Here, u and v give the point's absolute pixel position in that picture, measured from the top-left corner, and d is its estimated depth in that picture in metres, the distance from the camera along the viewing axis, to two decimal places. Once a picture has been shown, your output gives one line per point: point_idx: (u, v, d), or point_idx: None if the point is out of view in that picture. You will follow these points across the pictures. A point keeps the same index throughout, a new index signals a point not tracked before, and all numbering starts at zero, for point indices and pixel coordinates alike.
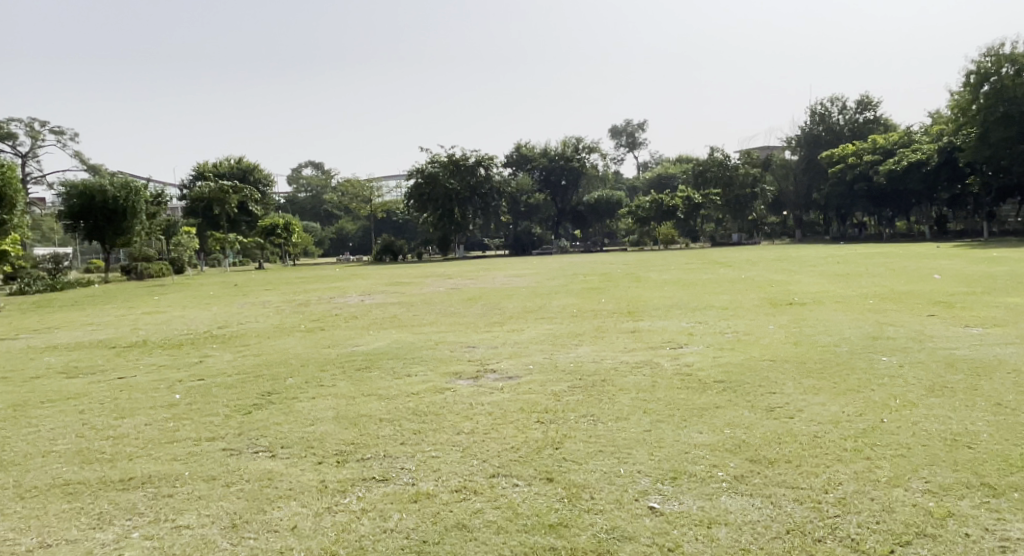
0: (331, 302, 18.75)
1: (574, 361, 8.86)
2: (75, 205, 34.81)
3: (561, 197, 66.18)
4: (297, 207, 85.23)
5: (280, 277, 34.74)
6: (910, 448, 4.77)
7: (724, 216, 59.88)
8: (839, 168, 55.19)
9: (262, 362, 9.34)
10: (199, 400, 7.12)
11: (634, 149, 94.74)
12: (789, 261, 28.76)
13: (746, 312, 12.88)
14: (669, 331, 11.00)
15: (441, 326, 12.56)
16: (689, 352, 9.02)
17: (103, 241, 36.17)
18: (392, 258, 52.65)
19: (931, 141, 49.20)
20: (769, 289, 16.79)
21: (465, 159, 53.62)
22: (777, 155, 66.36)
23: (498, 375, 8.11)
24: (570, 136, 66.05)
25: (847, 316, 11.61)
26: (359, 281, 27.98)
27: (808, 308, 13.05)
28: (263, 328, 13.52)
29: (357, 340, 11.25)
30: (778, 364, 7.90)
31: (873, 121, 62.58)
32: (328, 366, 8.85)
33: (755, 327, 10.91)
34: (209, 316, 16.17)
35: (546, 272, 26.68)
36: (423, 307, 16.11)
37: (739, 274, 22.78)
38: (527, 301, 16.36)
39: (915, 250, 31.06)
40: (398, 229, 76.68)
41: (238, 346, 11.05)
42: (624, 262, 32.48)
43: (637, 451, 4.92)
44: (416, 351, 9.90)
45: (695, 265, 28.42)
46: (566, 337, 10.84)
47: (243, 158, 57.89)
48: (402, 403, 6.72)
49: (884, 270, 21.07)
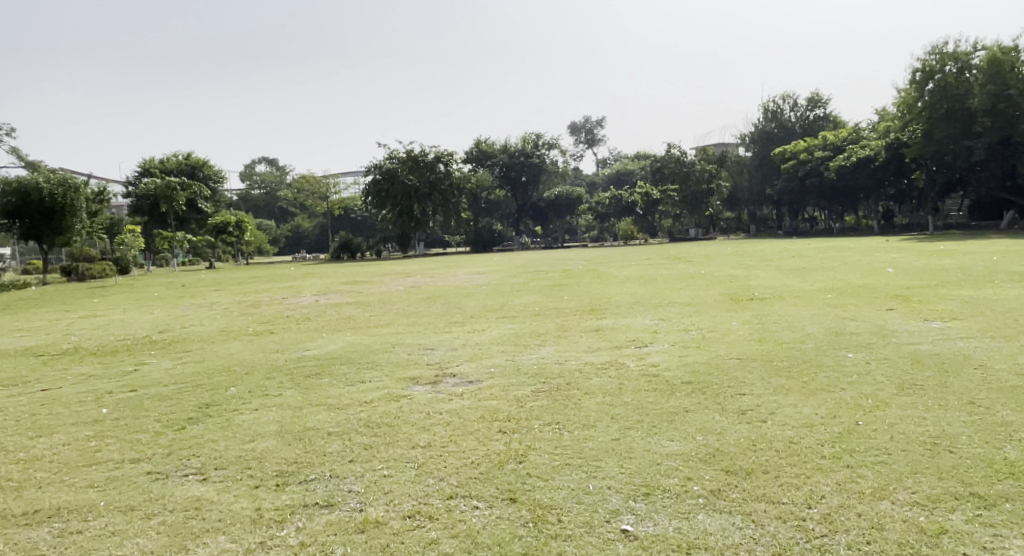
0: (284, 303, 18.06)
1: (537, 363, 8.48)
2: (9, 202, 33.13)
3: (521, 194, 65.86)
4: (251, 204, 83.22)
5: (231, 277, 33.69)
6: (893, 453, 4.50)
7: (682, 212, 60.38)
8: (792, 164, 56.06)
9: (203, 371, 8.74)
10: (128, 415, 6.54)
11: (592, 146, 95.09)
12: (747, 255, 28.97)
13: (710, 308, 12.67)
14: (634, 329, 10.72)
15: (397, 328, 12.06)
16: (654, 351, 8.73)
17: (40, 240, 34.52)
18: (349, 256, 51.61)
19: (879, 137, 50.33)
20: (729, 285, 16.70)
21: (425, 155, 52.38)
22: (732, 151, 67.26)
23: (457, 380, 7.67)
24: (529, 132, 65.82)
25: (810, 311, 11.48)
26: (314, 280, 27.17)
27: (770, 303, 12.90)
28: (208, 331, 12.83)
29: (308, 343, 10.69)
30: (745, 363, 7.63)
31: (823, 118, 64.14)
32: (275, 373, 8.30)
33: (720, 324, 10.67)
34: (151, 320, 15.35)
35: (507, 269, 26.29)
36: (379, 307, 15.57)
37: (699, 269, 22.76)
38: (487, 299, 15.94)
39: (867, 244, 31.61)
40: (356, 226, 75.44)
41: (178, 353, 10.39)
42: (585, 259, 32.32)
43: (606, 463, 4.57)
44: (370, 354, 9.39)
45: (655, 260, 28.37)
46: (527, 337, 10.46)
47: (192, 155, 56.11)
48: (353, 413, 6.24)
49: (840, 264, 21.24)
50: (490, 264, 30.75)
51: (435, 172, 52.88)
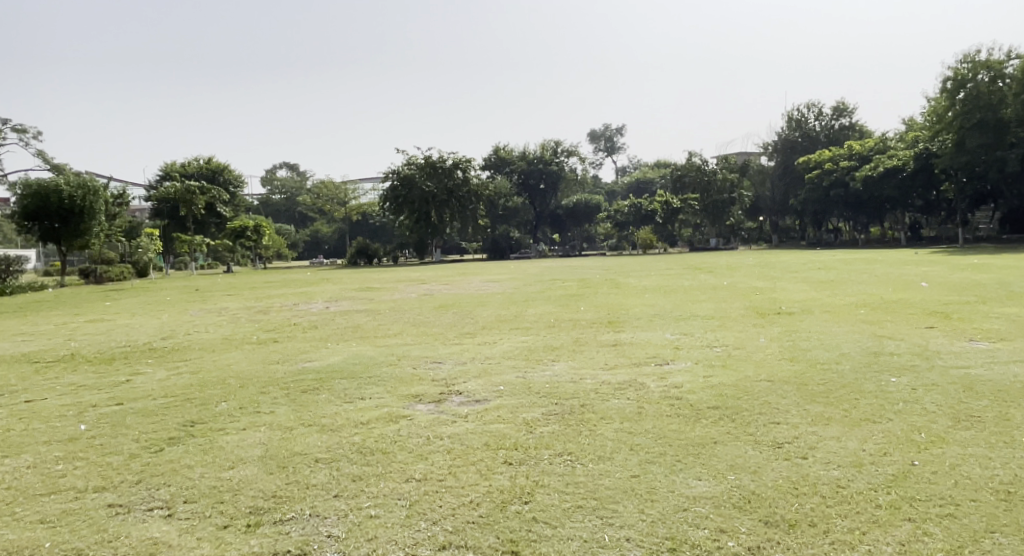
0: (293, 310, 17.62)
1: (550, 381, 7.88)
2: (29, 204, 33.21)
3: (539, 201, 65.40)
4: (271, 208, 83.49)
5: (247, 282, 33.44)
6: (963, 504, 3.87)
7: (702, 221, 59.49)
8: (816, 174, 54.97)
9: (197, 383, 8.26)
10: (105, 433, 6.04)
11: (612, 154, 94.34)
12: (771, 266, 28.23)
13: (735, 323, 12.00)
14: (653, 344, 10.09)
15: (406, 338, 11.52)
16: (676, 370, 8.09)
17: (58, 243, 34.57)
18: (367, 262, 51.47)
19: (907, 148, 49.29)
20: (754, 298, 15.98)
21: (442, 161, 52.34)
22: (754, 161, 66.28)
23: (463, 400, 7.10)
24: (548, 139, 65.38)
25: (841, 328, 10.80)
26: (327, 286, 26.77)
27: (799, 319, 12.20)
28: (211, 339, 12.39)
29: (310, 354, 10.17)
30: (776, 386, 7.04)
31: (849, 128, 62.92)
32: (270, 387, 7.79)
33: (746, 340, 10.03)
34: (157, 326, 14.99)
35: (523, 278, 25.72)
36: (389, 316, 15.06)
37: (721, 280, 22.03)
38: (500, 309, 15.37)
39: (896, 256, 30.62)
40: (374, 233, 75.34)
41: (176, 362, 9.92)
42: (603, 268, 31.68)
43: (623, 506, 3.99)
44: (373, 368, 8.84)
45: (676, 270, 27.68)
46: (540, 351, 9.86)
47: (212, 159, 56.27)
48: (346, 437, 5.68)
49: (869, 277, 20.41)
50: (507, 272, 30.20)
51: (453, 178, 52.52)
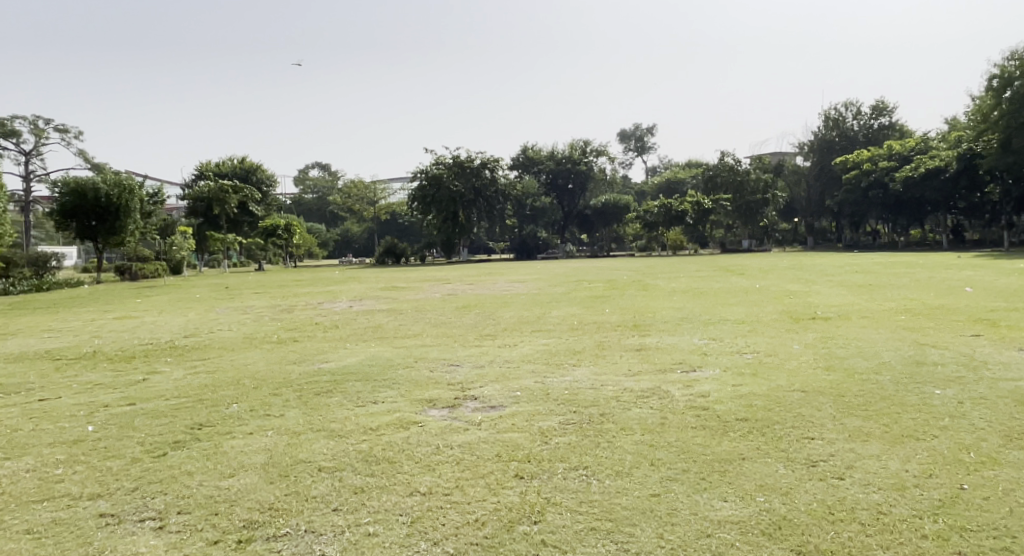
0: (317, 309, 17.55)
1: (570, 387, 7.58)
2: (66, 202, 33.82)
3: (568, 201, 64.93)
4: (303, 207, 84.33)
5: (276, 280, 33.70)
6: (1018, 537, 3.51)
7: (734, 222, 58.54)
8: (853, 175, 53.68)
9: (211, 383, 8.13)
10: (111, 434, 5.90)
11: (642, 154, 93.44)
12: (805, 269, 27.48)
13: (766, 328, 11.55)
14: (680, 349, 9.72)
15: (425, 339, 11.30)
16: (703, 378, 7.71)
17: (94, 240, 35.19)
18: (395, 261, 51.58)
19: (949, 148, 47.87)
20: (787, 302, 15.44)
21: (471, 161, 52.25)
22: (788, 161, 65.03)
23: (479, 405, 6.84)
24: (577, 138, 64.95)
25: (879, 335, 10.30)
26: (353, 284, 26.78)
27: (835, 324, 11.71)
28: (233, 337, 12.32)
29: (328, 355, 10.01)
30: (810, 398, 6.64)
31: (888, 127, 61.30)
32: (283, 388, 7.62)
33: (778, 347, 9.60)
34: (181, 323, 15.01)
35: (550, 279, 25.43)
36: (412, 316, 14.88)
37: (752, 283, 21.46)
38: (524, 310, 15.08)
39: (936, 260, 29.64)
40: (403, 232, 75.65)
41: (194, 362, 9.82)
42: (631, 269, 31.22)
43: (640, 530, 3.70)
44: (389, 370, 8.62)
45: (707, 272, 27.09)
46: (562, 355, 9.55)
47: (246, 158, 56.93)
48: (354, 444, 5.46)
49: (909, 282, 19.68)
50: (533, 272, 29.88)
51: (481, 178, 52.39)
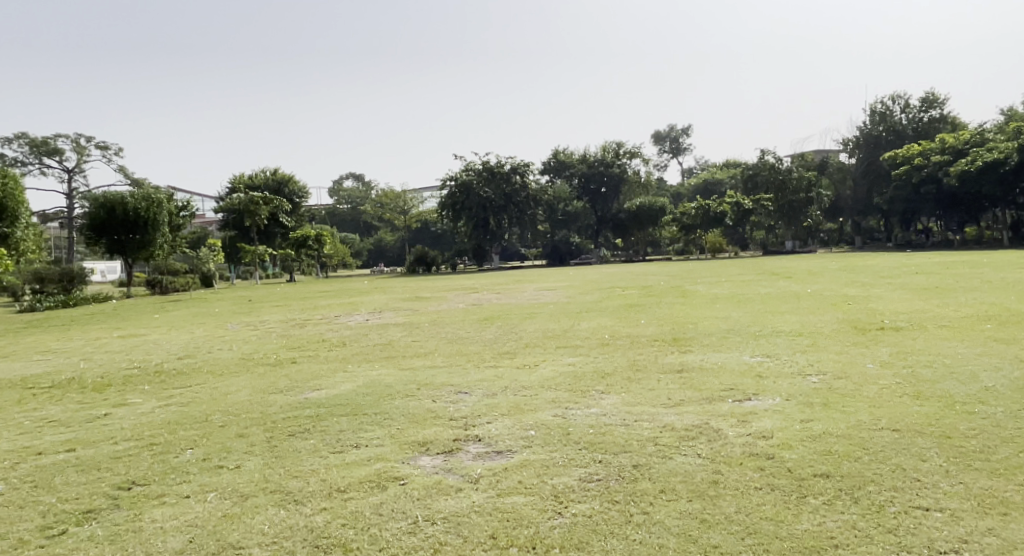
0: (332, 323, 16.34)
1: (597, 422, 6.22)
2: (96, 217, 33.52)
3: (602, 205, 63.50)
4: (338, 218, 84.22)
5: (301, 291, 32.89)
6: None
7: (777, 223, 56.41)
8: (903, 170, 51.10)
9: (175, 420, 6.89)
10: (18, 499, 4.70)
11: (677, 156, 91.33)
12: (858, 270, 25.63)
13: (830, 341, 9.99)
14: (730, 370, 8.25)
15: (436, 360, 9.99)
16: (762, 411, 6.30)
17: (124, 255, 34.78)
18: (426, 270, 50.63)
19: (1008, 140, 45.21)
20: (846, 308, 13.82)
21: (501, 166, 51.15)
22: (832, 158, 62.51)
23: (482, 450, 5.54)
24: (610, 140, 63.52)
25: (968, 351, 8.73)
26: (377, 295, 25.73)
27: (908, 336, 10.14)
28: (228, 359, 11.15)
29: (322, 381, 8.72)
30: (905, 442, 5.18)
31: (940, 119, 58.28)
32: (253, 428, 6.36)
33: (848, 367, 8.07)
34: (183, 342, 13.92)
35: (581, 285, 23.99)
36: (428, 331, 13.62)
37: (802, 286, 19.77)
38: (551, 323, 13.71)
39: (1002, 258, 27.54)
40: (436, 240, 74.74)
41: (170, 390, 8.60)
42: (669, 273, 29.61)
43: None
44: (385, 401, 7.32)
45: (750, 276, 25.38)
46: (589, 379, 8.14)
47: (279, 170, 56.51)
48: (308, 515, 4.20)
49: (980, 283, 17.84)
50: (564, 279, 28.47)
51: (511, 183, 51.23)
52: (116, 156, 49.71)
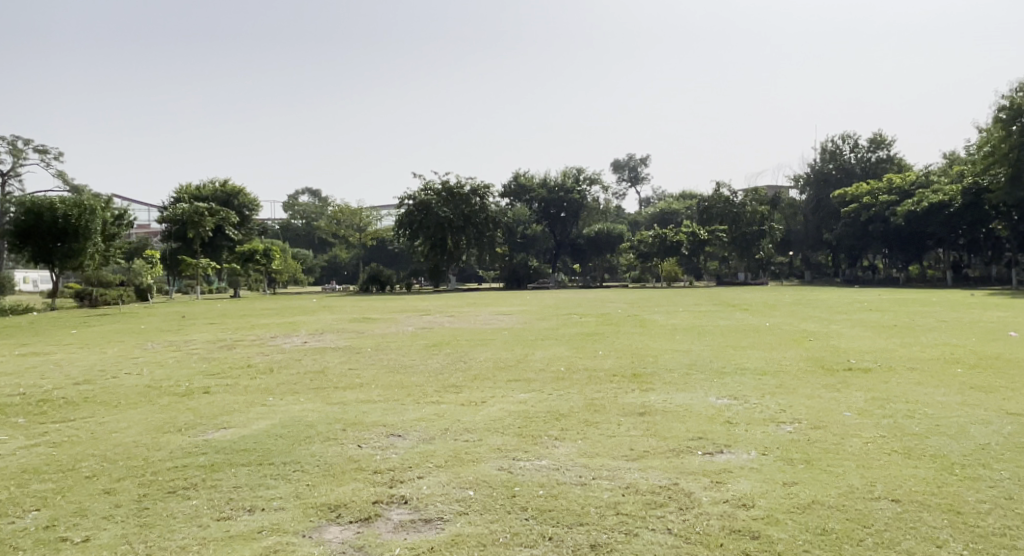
0: (264, 345, 15.01)
1: (548, 480, 5.23)
2: (21, 223, 31.19)
3: (560, 230, 63.29)
4: (291, 233, 82.08)
5: (243, 309, 31.12)
6: None
7: (731, 254, 56.78)
8: (852, 208, 52.08)
9: (33, 468, 5.63)
10: None
11: (635, 184, 92.11)
12: (814, 305, 25.40)
13: (799, 383, 9.24)
14: (696, 415, 7.38)
15: (371, 393, 8.88)
16: (738, 470, 5.42)
17: (50, 264, 32.46)
18: (378, 289, 49.28)
19: (952, 183, 46.46)
20: (810, 345, 13.20)
21: (460, 188, 50.37)
22: (784, 193, 63.64)
23: (407, 519, 4.50)
24: (570, 166, 63.65)
25: (950, 399, 8.04)
26: (322, 314, 24.33)
27: (883, 380, 9.45)
28: (132, 386, 9.80)
29: (232, 417, 7.50)
30: (913, 519, 4.35)
31: (887, 160, 59.95)
32: (127, 482, 5.18)
33: (826, 415, 7.26)
34: (90, 363, 12.44)
35: (536, 310, 23.06)
36: (368, 357, 12.46)
37: (761, 320, 19.28)
38: (502, 352, 12.73)
39: (951, 298, 27.76)
40: (391, 258, 73.27)
41: (46, 425, 7.27)
42: (626, 301, 28.93)
43: None
44: (300, 446, 6.20)
45: (707, 306, 25.00)
46: (540, 421, 7.15)
47: (228, 182, 54.39)
48: None
49: (938, 322, 17.57)
50: (520, 303, 27.55)
51: (470, 205, 50.37)
52: (55, 161, 47.17)
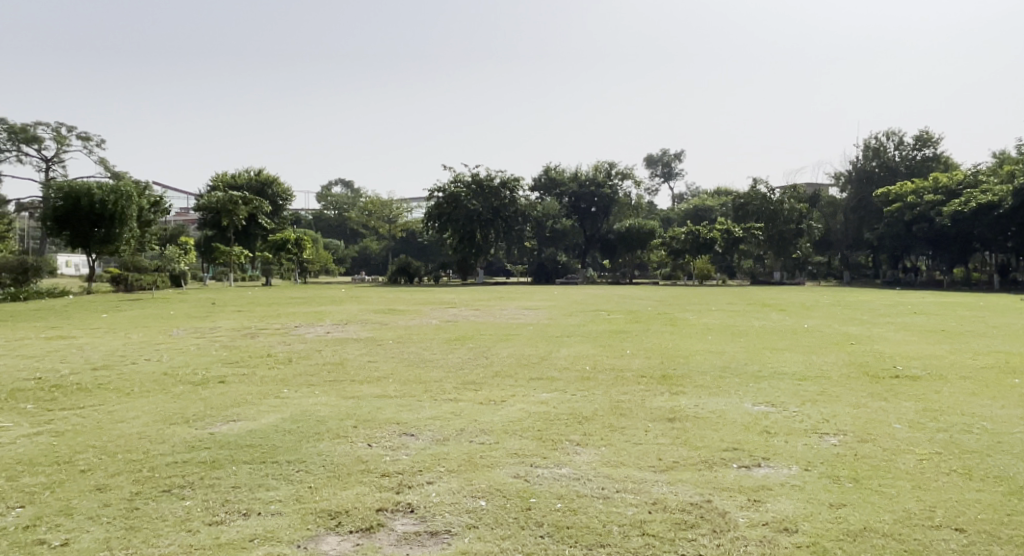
0: (287, 334, 14.82)
1: (569, 491, 4.80)
2: (59, 207, 31.59)
3: (591, 225, 62.53)
4: (323, 223, 82.59)
5: (273, 297, 31.18)
6: None
7: (766, 252, 55.48)
8: (895, 207, 50.39)
9: (29, 459, 5.38)
10: None
11: (669, 180, 90.66)
12: (854, 307, 24.45)
13: (841, 390, 8.65)
14: (731, 422, 6.87)
15: (387, 388, 8.53)
16: (778, 488, 4.92)
17: (87, 248, 32.91)
18: (407, 280, 49.21)
19: (1001, 184, 44.69)
20: (851, 350, 12.53)
21: (490, 180, 49.93)
22: (823, 191, 61.98)
23: (411, 532, 4.11)
24: (602, 160, 62.85)
25: (1009, 413, 7.41)
26: (348, 305, 24.14)
27: (932, 389, 8.82)
28: (147, 373, 9.60)
29: (242, 410, 7.20)
30: None
31: (932, 159, 57.93)
32: (122, 477, 4.89)
33: (873, 427, 6.70)
34: (111, 348, 12.33)
35: (564, 306, 22.55)
36: (390, 350, 12.14)
37: (797, 321, 18.54)
38: (527, 348, 12.30)
39: (999, 302, 26.53)
40: (421, 250, 73.20)
41: (53, 413, 7.05)
42: (657, 298, 28.23)
43: None
44: (307, 443, 5.86)
45: (742, 306, 24.24)
46: (562, 424, 6.71)
47: (262, 171, 54.74)
48: None
49: (988, 328, 16.64)
50: (548, 298, 27.10)
51: (500, 198, 49.93)
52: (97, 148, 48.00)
